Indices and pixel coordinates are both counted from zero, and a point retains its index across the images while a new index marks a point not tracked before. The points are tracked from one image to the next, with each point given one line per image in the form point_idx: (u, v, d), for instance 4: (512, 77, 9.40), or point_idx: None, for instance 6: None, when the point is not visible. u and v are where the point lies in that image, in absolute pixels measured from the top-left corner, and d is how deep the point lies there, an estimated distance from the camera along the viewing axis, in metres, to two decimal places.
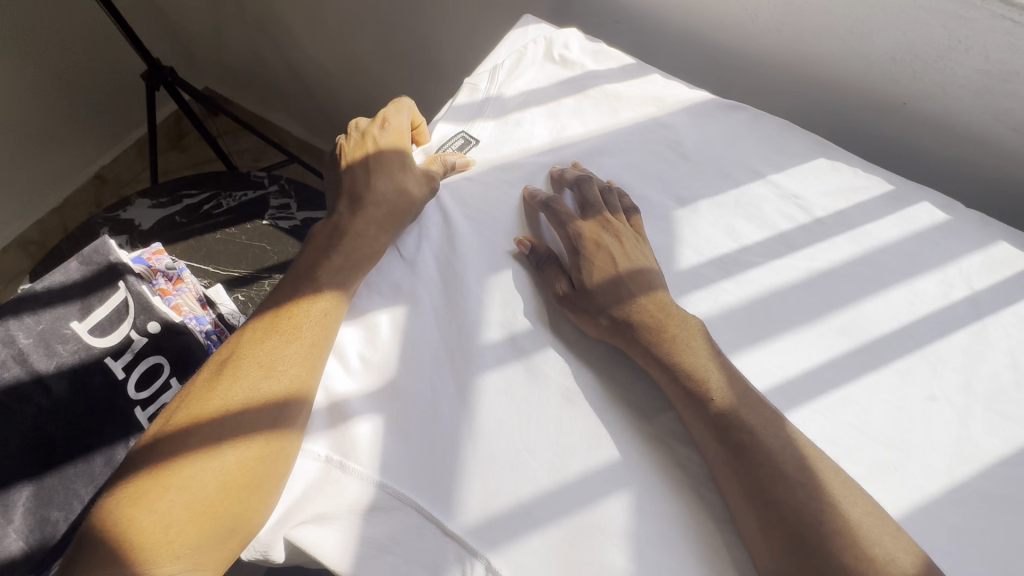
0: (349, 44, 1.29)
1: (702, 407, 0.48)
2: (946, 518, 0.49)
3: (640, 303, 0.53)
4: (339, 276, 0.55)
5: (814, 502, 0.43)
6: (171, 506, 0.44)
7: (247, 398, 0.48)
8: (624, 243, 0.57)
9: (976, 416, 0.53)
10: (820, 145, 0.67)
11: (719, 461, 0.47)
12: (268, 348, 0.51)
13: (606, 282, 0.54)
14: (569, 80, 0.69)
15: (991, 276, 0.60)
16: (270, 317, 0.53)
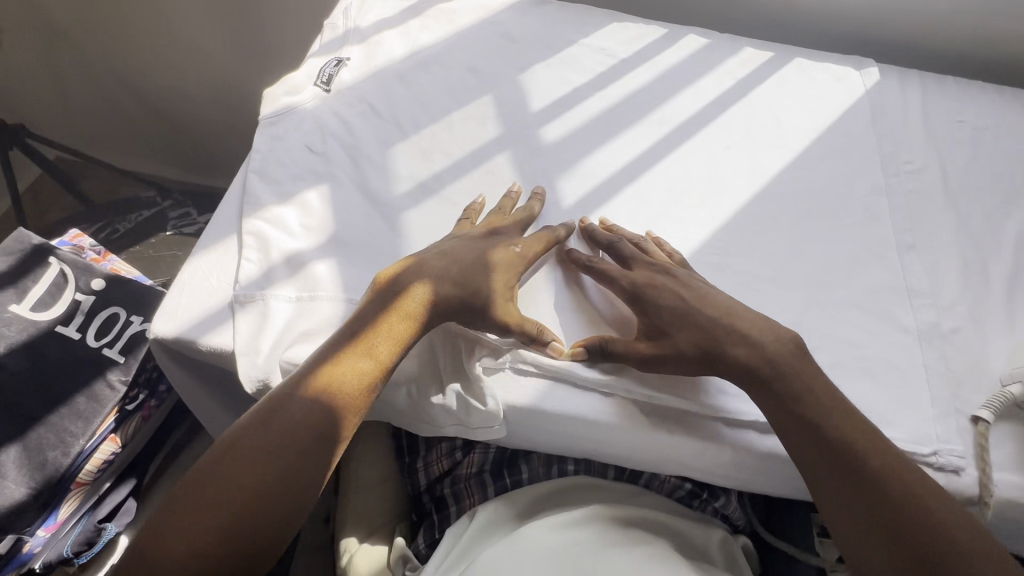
0: (204, 63, 1.35)
1: (808, 429, 0.50)
2: (756, 211, 0.69)
3: (732, 338, 0.54)
4: (438, 288, 0.55)
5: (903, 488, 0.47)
6: (237, 499, 0.45)
7: (323, 409, 0.49)
8: (683, 280, 0.58)
9: (758, 150, 0.75)
10: (609, 15, 0.89)
11: (831, 477, 0.49)
12: (332, 373, 0.50)
13: (682, 321, 0.55)
14: (410, 7, 0.85)
15: (745, 68, 0.84)
16: (367, 312, 0.54)
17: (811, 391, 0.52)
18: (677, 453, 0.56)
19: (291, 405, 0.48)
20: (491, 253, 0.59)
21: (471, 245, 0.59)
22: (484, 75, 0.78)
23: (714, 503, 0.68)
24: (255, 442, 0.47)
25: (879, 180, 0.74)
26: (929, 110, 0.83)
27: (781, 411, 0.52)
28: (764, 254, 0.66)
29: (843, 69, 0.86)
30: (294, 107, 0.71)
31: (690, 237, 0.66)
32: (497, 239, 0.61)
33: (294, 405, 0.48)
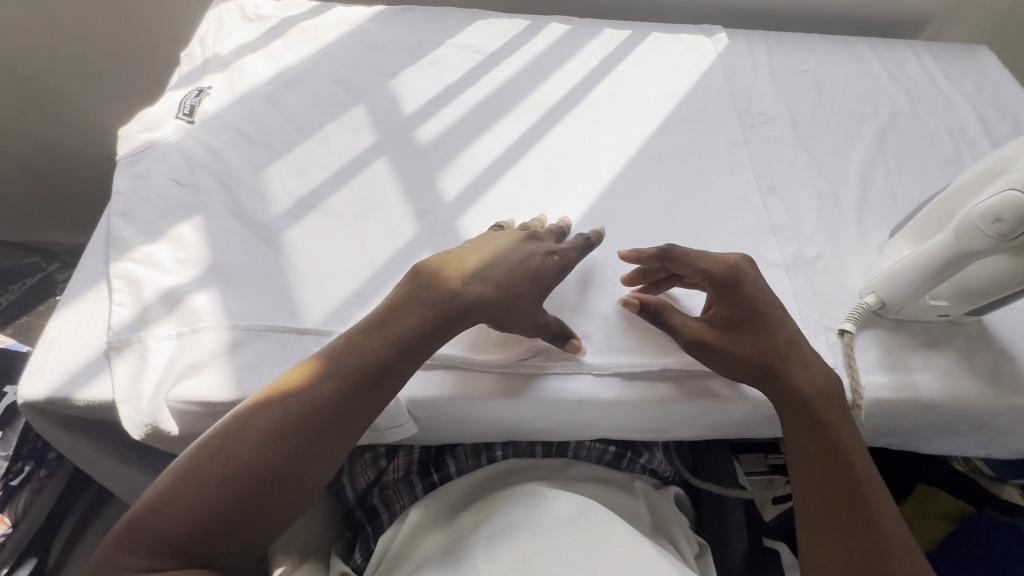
0: (73, 114, 1.27)
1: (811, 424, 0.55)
2: (629, 177, 0.73)
3: (777, 333, 0.58)
4: (475, 286, 0.54)
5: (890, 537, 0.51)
6: (242, 480, 0.45)
7: (334, 408, 0.48)
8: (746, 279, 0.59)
9: (626, 121, 0.79)
10: (473, 14, 0.91)
11: (830, 495, 0.53)
12: (350, 373, 0.49)
13: (732, 320, 0.58)
14: (270, 28, 0.84)
15: (606, 48, 0.89)
16: (400, 302, 0.53)
17: (829, 403, 0.56)
18: (582, 413, 0.60)
19: (310, 394, 0.48)
20: (534, 260, 0.58)
21: (519, 249, 0.58)
22: (354, 85, 0.79)
23: (638, 460, 0.72)
24: (264, 423, 0.47)
25: (737, 134, 0.80)
26: (775, 66, 0.90)
27: (750, 361, 0.56)
28: (641, 215, 0.70)
29: (695, 37, 0.93)
30: (155, 143, 0.69)
31: (571, 211, 0.69)
32: (529, 241, 0.59)
33: (313, 394, 0.48)
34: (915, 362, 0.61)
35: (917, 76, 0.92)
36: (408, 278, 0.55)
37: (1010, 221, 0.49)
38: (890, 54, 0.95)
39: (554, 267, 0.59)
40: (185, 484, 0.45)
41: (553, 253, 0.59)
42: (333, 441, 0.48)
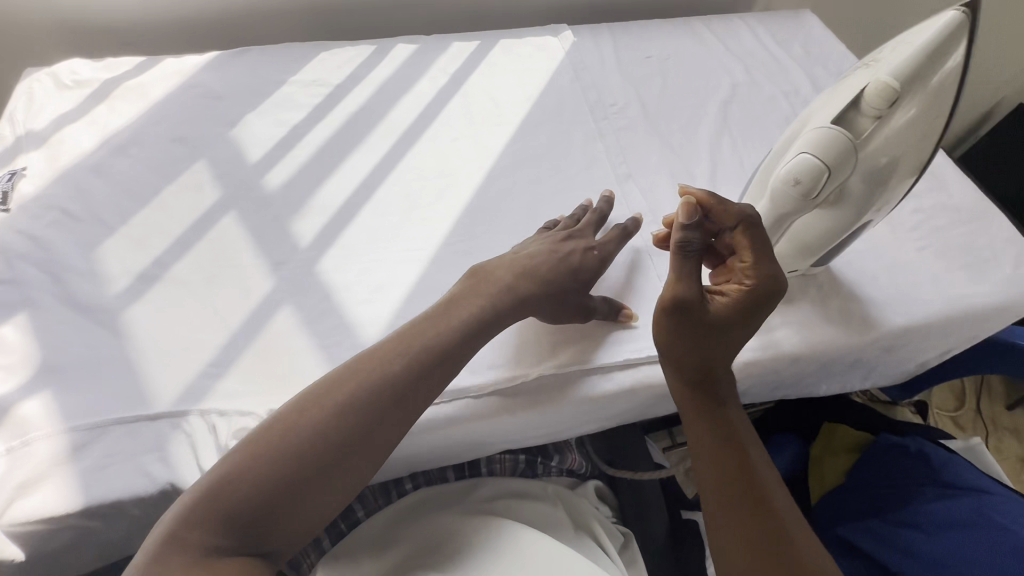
0: None
1: (713, 415, 0.56)
2: (489, 189, 0.73)
3: (737, 341, 0.56)
4: (525, 283, 0.59)
5: (793, 525, 0.52)
6: (299, 462, 0.46)
7: (381, 411, 0.50)
8: (761, 299, 0.54)
9: (482, 133, 0.80)
10: (315, 46, 0.89)
11: (734, 490, 0.54)
12: (434, 351, 0.53)
13: (715, 319, 0.54)
14: (91, 93, 0.79)
15: (455, 63, 0.89)
16: (435, 313, 0.56)
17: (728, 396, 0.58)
18: (468, 435, 0.59)
19: (350, 403, 0.49)
20: (575, 257, 0.63)
21: (555, 249, 0.63)
22: (192, 141, 0.75)
23: (551, 462, 0.71)
24: (294, 435, 0.47)
25: (591, 128, 0.82)
26: (621, 56, 0.93)
27: (697, 355, 0.55)
28: (506, 225, 0.70)
29: (543, 39, 0.94)
30: None
31: (434, 234, 0.69)
32: (570, 242, 0.64)
33: (352, 402, 0.49)
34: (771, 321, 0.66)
35: (752, 47, 0.98)
36: (468, 276, 0.60)
37: (810, 181, 0.49)
38: (726, 30, 1.00)
39: (593, 260, 0.64)
40: (257, 453, 0.46)
41: (593, 248, 0.65)
42: (359, 457, 0.49)
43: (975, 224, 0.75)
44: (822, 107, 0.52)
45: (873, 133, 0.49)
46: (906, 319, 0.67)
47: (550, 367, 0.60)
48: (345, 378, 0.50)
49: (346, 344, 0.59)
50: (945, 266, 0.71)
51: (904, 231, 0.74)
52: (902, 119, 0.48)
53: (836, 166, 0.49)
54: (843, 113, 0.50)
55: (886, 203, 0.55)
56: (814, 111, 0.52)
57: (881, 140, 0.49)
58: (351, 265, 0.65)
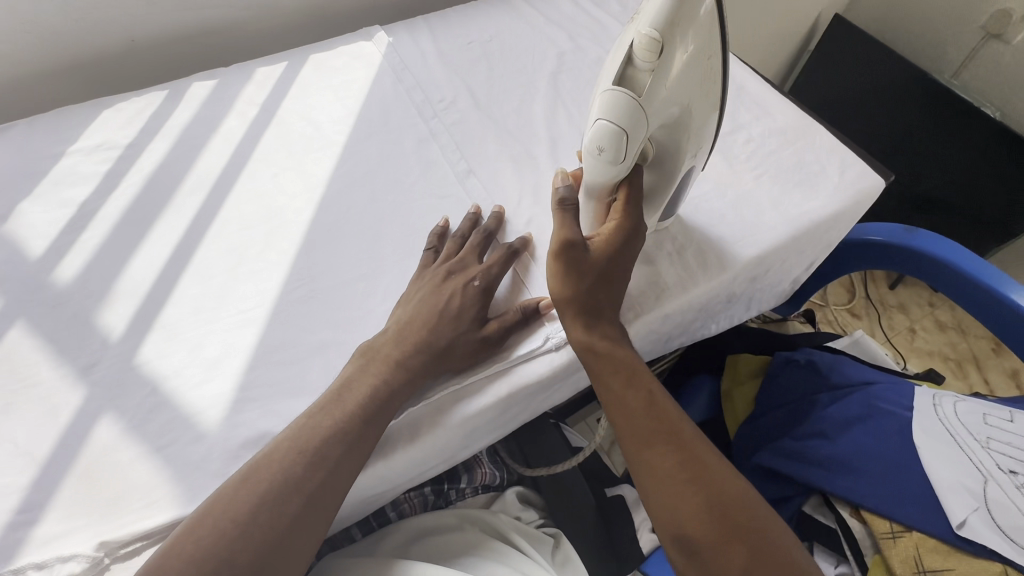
0: None
1: (611, 362, 0.54)
2: (323, 221, 0.67)
3: (619, 277, 0.57)
4: (414, 335, 0.56)
5: (709, 457, 0.51)
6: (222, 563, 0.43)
7: (307, 498, 0.47)
8: (630, 238, 0.57)
9: (306, 162, 0.73)
10: (94, 104, 0.78)
11: (647, 433, 0.52)
12: (361, 419, 0.51)
13: (598, 262, 0.55)
14: None
15: (264, 90, 0.81)
16: (325, 403, 0.52)
17: (622, 337, 0.56)
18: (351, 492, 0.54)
19: (250, 527, 0.45)
20: (454, 302, 0.58)
21: (437, 293, 0.59)
22: None
23: (460, 485, 0.68)
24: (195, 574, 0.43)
25: (422, 130, 0.77)
26: (442, 46, 0.89)
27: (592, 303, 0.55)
28: (347, 256, 0.65)
29: (356, 46, 0.88)
30: None
31: (268, 286, 0.62)
32: (452, 278, 0.60)
33: (250, 529, 0.45)
34: (636, 284, 0.65)
35: (571, 12, 0.97)
36: (358, 356, 0.55)
37: (612, 147, 0.52)
38: None
39: (477, 293, 0.59)
40: (181, 555, 0.43)
41: (474, 279, 0.60)
42: (280, 560, 0.45)
43: (800, 142, 0.78)
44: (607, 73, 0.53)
45: (654, 86, 0.50)
46: (757, 248, 0.69)
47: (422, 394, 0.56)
48: (232, 500, 0.46)
49: (185, 438, 0.52)
50: (781, 188, 0.74)
51: (741, 163, 0.76)
52: (675, 66, 0.50)
53: (630, 128, 0.51)
54: (625, 73, 0.51)
55: (704, 138, 0.57)
56: (603, 78, 0.54)
57: (664, 89, 0.51)
58: (177, 345, 0.57)
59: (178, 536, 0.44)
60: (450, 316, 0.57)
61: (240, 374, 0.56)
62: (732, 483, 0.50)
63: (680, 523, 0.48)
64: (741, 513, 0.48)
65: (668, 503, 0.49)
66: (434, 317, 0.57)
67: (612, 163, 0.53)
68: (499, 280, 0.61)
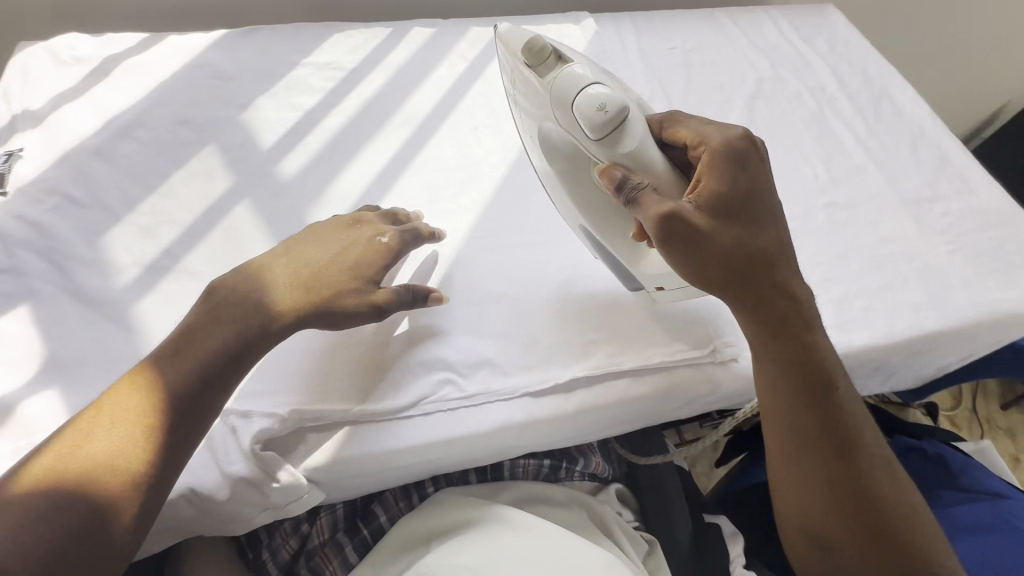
0: None
1: (791, 355, 0.52)
2: (514, 182, 0.71)
3: (762, 229, 0.52)
4: (300, 268, 0.53)
5: (880, 468, 0.51)
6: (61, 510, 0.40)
7: (148, 442, 0.43)
8: (740, 160, 0.52)
9: (505, 124, 0.77)
10: (328, 27, 0.85)
11: (817, 441, 0.51)
12: (205, 356, 0.47)
13: (726, 192, 0.51)
14: (91, 72, 0.74)
15: (475, 49, 0.85)
16: (173, 345, 0.48)
17: (809, 321, 0.53)
18: (423, 434, 0.52)
19: (89, 480, 0.41)
20: (351, 249, 0.55)
21: (332, 240, 0.55)
22: (203, 124, 0.71)
23: (575, 467, 0.69)
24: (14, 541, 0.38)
25: None
26: (644, 46, 0.90)
27: (767, 283, 0.52)
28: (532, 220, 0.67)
29: (563, 27, 0.91)
30: None
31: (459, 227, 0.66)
32: (355, 231, 0.57)
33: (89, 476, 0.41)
34: None
35: (776, 41, 0.95)
36: (200, 300, 0.51)
37: (614, 105, 0.50)
38: (749, 21, 0.98)
39: (380, 249, 0.55)
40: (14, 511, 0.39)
41: (381, 236, 0.56)
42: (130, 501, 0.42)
43: (1002, 229, 0.74)
44: (532, 92, 0.56)
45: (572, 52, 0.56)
46: (942, 322, 0.65)
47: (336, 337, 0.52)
48: (67, 455, 0.42)
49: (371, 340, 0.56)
50: (974, 271, 0.70)
51: (933, 234, 0.73)
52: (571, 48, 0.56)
53: (586, 78, 0.52)
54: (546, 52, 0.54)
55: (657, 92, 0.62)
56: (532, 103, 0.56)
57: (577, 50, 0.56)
58: None
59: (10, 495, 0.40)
60: (338, 258, 0.54)
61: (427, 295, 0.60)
62: (903, 499, 0.51)
63: (832, 532, 0.51)
64: (905, 536, 0.49)
65: (830, 512, 0.51)
66: (321, 255, 0.53)
67: (622, 106, 0.50)
68: (408, 249, 0.58)
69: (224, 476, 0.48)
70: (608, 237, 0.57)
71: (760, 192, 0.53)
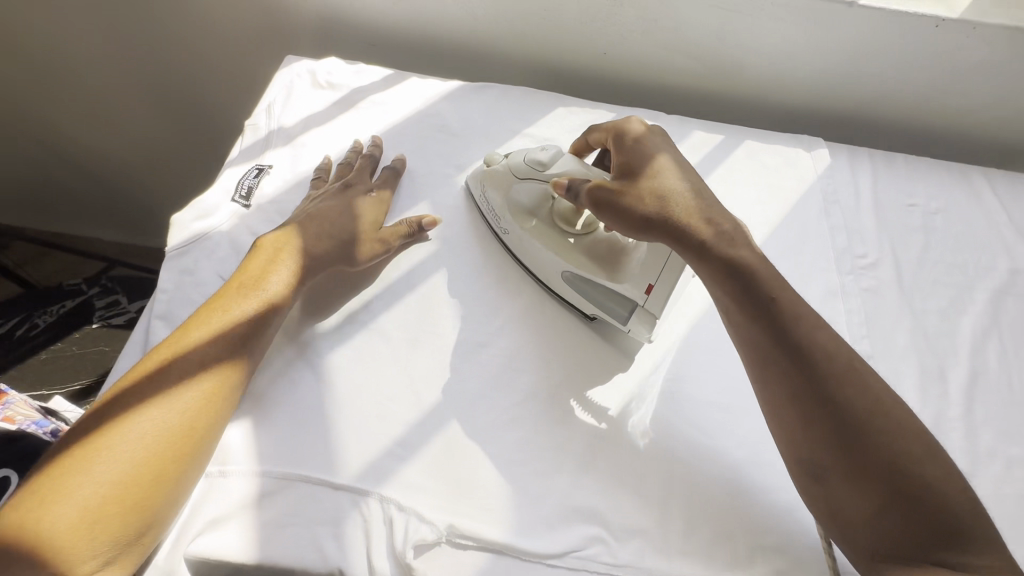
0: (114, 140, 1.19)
1: (760, 315, 0.51)
2: (709, 325, 0.66)
3: (680, 179, 0.57)
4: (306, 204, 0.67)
5: (899, 439, 0.46)
6: (139, 422, 0.46)
7: (206, 359, 0.51)
8: (628, 136, 0.62)
9: None
10: (555, 99, 0.84)
11: (816, 427, 0.47)
12: (252, 294, 0.56)
13: (630, 160, 0.59)
14: (340, 100, 0.79)
15: (695, 157, 0.81)
16: (233, 278, 0.58)
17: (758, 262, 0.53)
18: None
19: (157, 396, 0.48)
20: (343, 189, 0.68)
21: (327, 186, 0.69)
22: (422, 178, 0.74)
23: None
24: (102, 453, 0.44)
25: (833, 281, 0.71)
26: (880, 194, 0.81)
27: (711, 228, 0.54)
28: (720, 376, 0.63)
29: (793, 151, 0.84)
30: (207, 233, 0.64)
31: (642, 361, 0.63)
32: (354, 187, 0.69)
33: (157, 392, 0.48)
34: None
35: None
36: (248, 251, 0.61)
37: (548, 156, 0.65)
38: (1013, 191, 0.84)
39: (372, 201, 0.68)
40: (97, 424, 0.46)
41: (371, 189, 0.70)
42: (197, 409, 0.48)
43: None
44: (491, 176, 0.69)
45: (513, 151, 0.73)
46: None
47: (338, 242, 0.63)
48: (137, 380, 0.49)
49: (532, 466, 0.55)
50: None
51: None
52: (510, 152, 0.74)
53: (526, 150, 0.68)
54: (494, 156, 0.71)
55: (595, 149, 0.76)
56: (494, 185, 0.69)
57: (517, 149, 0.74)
58: (545, 369, 0.61)
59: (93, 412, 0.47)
60: (333, 191, 0.68)
61: (596, 432, 0.57)
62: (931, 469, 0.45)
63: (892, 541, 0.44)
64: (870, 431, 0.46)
65: (876, 513, 0.45)
66: (318, 191, 0.69)
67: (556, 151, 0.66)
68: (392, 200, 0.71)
69: (373, 569, 0.49)
70: (593, 271, 0.62)
71: (671, 159, 0.59)
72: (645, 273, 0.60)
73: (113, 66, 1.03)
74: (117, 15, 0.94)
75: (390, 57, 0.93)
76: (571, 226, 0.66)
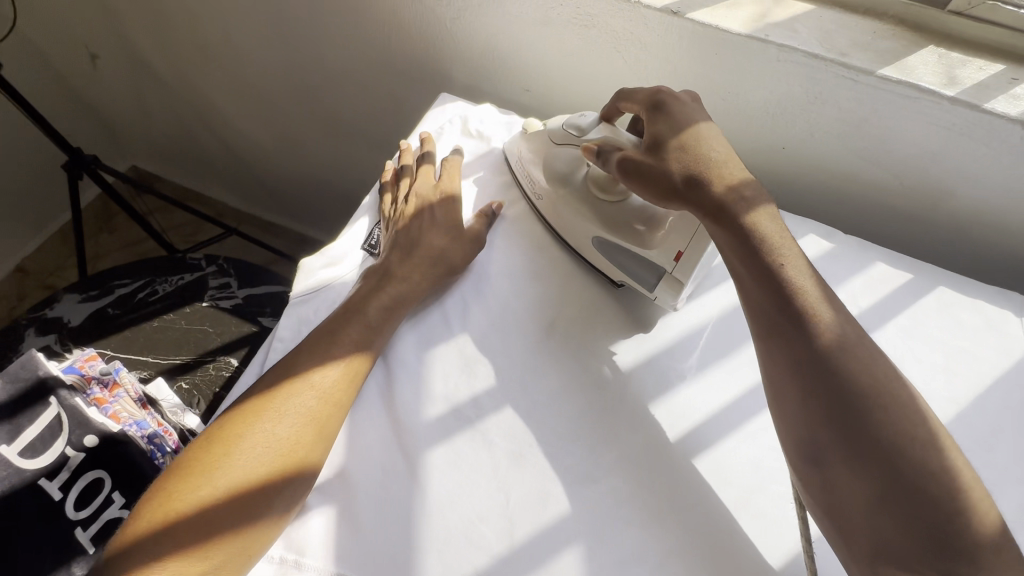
0: (260, 127, 1.23)
1: (780, 307, 0.49)
2: None
3: (711, 149, 0.55)
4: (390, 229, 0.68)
5: (904, 432, 0.43)
6: (233, 476, 0.48)
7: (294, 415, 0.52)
8: (660, 102, 0.59)
9: None
10: None
11: (814, 406, 0.46)
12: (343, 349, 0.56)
13: (658, 129, 0.57)
14: (487, 154, 0.76)
15: (873, 295, 0.69)
16: (331, 319, 0.59)
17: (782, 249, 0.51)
18: None
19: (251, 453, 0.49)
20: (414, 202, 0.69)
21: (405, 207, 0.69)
22: (557, 257, 0.68)
23: None
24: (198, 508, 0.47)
25: None
26: None
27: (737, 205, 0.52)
28: None
29: (1001, 312, 0.68)
30: (331, 282, 0.64)
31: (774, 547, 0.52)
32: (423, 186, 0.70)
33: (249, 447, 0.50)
34: None
35: None
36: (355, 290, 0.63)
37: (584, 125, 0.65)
38: None
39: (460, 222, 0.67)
40: (196, 473, 0.48)
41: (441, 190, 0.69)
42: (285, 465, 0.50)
43: None
44: (530, 141, 0.70)
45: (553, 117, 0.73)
46: None
47: (437, 260, 0.64)
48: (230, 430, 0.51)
49: None
50: None
51: None
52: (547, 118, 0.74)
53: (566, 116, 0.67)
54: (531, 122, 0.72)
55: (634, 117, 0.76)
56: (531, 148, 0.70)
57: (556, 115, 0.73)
58: (658, 529, 0.52)
59: (195, 457, 0.50)
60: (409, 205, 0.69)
61: None
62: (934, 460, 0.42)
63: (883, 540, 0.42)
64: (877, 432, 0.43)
65: (872, 518, 0.43)
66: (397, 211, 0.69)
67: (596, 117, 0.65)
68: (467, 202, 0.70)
69: None
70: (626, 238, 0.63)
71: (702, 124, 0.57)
72: (676, 241, 0.60)
73: (273, 63, 1.06)
74: (290, 20, 0.95)
75: (543, 106, 0.88)
76: (605, 191, 0.65)
